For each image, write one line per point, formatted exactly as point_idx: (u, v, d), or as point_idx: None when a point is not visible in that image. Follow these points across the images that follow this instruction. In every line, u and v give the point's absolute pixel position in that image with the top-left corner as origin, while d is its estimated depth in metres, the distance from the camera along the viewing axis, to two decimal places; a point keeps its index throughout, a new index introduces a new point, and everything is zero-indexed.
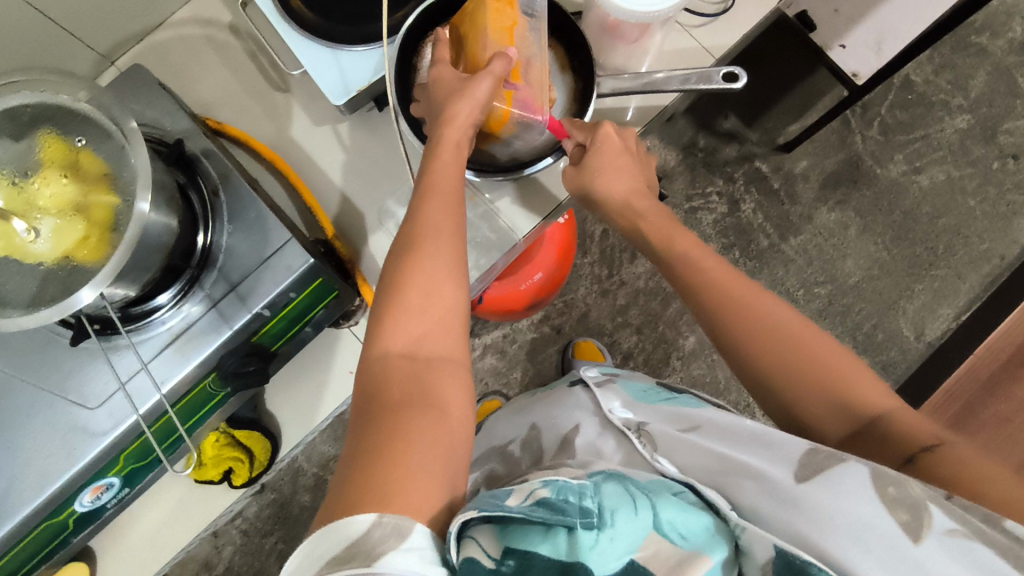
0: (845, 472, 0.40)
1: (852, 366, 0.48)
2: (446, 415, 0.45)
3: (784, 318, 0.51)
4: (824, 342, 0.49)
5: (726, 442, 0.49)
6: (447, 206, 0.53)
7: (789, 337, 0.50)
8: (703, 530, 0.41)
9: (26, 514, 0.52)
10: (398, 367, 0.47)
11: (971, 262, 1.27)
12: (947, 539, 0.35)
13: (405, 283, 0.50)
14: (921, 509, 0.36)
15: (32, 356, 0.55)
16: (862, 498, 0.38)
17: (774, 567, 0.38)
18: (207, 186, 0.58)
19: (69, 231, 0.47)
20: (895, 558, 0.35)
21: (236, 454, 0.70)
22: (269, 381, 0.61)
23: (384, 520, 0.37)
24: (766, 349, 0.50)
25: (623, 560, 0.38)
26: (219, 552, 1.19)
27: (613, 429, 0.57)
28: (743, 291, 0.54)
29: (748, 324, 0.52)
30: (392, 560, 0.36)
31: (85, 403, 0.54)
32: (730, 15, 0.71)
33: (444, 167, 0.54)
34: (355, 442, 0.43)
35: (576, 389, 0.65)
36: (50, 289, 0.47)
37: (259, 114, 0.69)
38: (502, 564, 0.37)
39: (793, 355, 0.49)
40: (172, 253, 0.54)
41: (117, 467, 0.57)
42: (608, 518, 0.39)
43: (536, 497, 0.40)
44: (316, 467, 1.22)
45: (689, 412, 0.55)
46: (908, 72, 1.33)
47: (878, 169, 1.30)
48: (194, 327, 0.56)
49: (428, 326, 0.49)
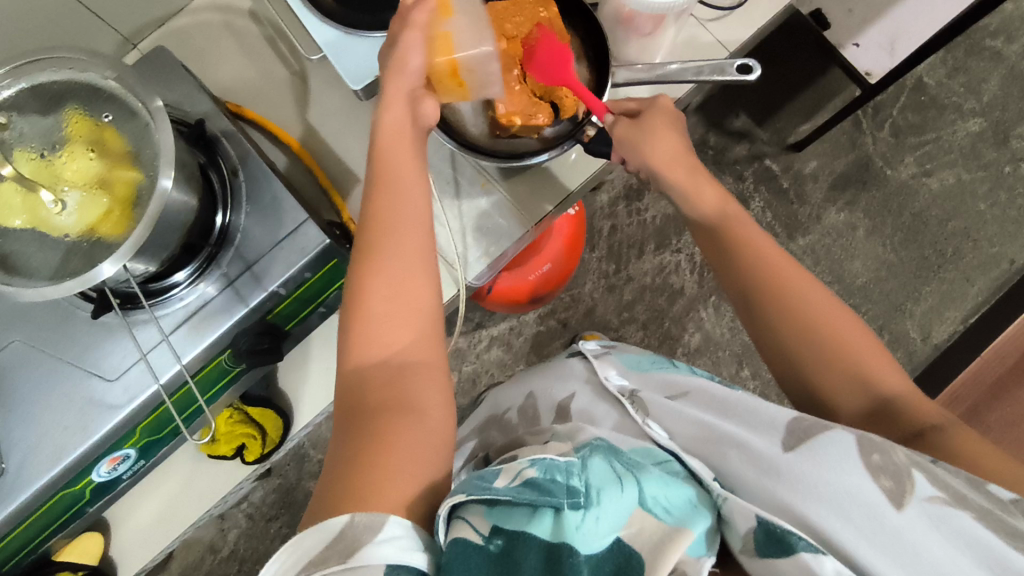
0: (827, 441, 0.41)
1: (876, 353, 0.50)
2: (423, 417, 0.48)
3: (812, 292, 0.52)
4: (847, 318, 0.51)
5: (713, 411, 0.50)
6: (404, 202, 0.54)
7: (822, 317, 0.50)
8: (686, 504, 0.41)
9: (44, 482, 0.54)
10: (373, 377, 0.49)
11: (980, 266, 1.27)
12: (928, 505, 0.37)
13: (361, 290, 0.51)
14: (903, 476, 0.38)
15: (54, 328, 0.56)
16: (847, 467, 0.39)
17: (754, 538, 0.38)
18: (226, 166, 0.59)
19: (92, 204, 0.49)
20: (875, 524, 0.37)
21: (248, 430, 0.72)
22: (281, 357, 0.62)
23: (356, 520, 0.39)
24: (799, 323, 0.51)
25: (608, 538, 0.39)
26: (225, 535, 1.21)
27: (607, 396, 0.58)
28: (780, 266, 0.54)
29: (775, 290, 0.53)
30: (368, 553, 0.38)
31: (103, 375, 0.56)
32: (744, 9, 0.72)
33: (392, 156, 0.55)
34: (341, 447, 0.46)
35: (573, 359, 0.66)
36: (74, 261, 0.48)
37: (276, 99, 0.70)
38: (490, 543, 0.38)
39: (820, 328, 0.50)
40: (190, 231, 0.55)
41: (133, 439, 0.59)
42: (594, 497, 0.39)
43: (524, 477, 0.40)
44: (323, 453, 1.23)
45: (679, 379, 0.56)
46: (922, 74, 1.33)
47: (889, 170, 1.30)
48: (211, 304, 0.57)
49: (399, 330, 0.51)
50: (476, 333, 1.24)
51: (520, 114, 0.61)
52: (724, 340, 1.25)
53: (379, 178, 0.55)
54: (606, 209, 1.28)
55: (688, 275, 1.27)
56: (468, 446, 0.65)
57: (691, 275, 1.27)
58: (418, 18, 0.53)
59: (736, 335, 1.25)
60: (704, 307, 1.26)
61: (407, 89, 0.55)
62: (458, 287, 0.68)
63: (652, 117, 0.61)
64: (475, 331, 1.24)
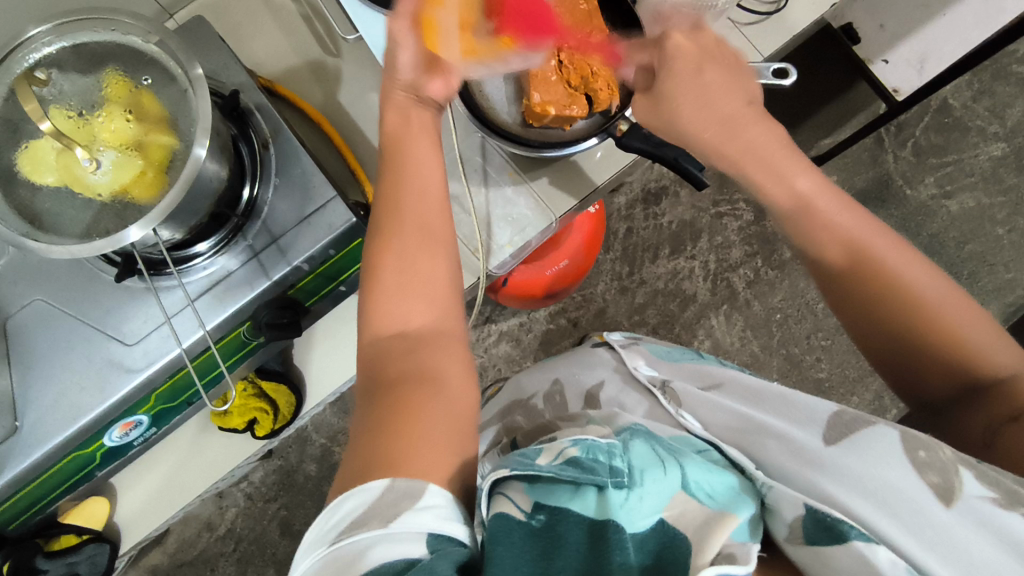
0: (873, 437, 0.42)
1: (976, 326, 0.49)
2: (444, 385, 0.48)
3: (908, 266, 0.52)
4: (947, 294, 0.50)
5: (746, 402, 0.52)
6: (428, 175, 0.56)
7: (916, 289, 0.51)
8: (729, 490, 0.43)
9: (59, 441, 0.54)
10: (391, 345, 0.50)
11: (994, 290, 1.27)
12: (976, 504, 0.39)
13: (373, 265, 0.53)
14: (951, 473, 0.40)
15: (76, 289, 0.56)
16: (893, 462, 0.41)
17: (802, 526, 0.40)
18: (258, 139, 0.59)
19: (128, 165, 0.49)
20: (923, 521, 0.38)
21: (261, 405, 0.71)
22: (300, 334, 0.61)
23: (395, 485, 0.40)
24: (903, 309, 0.50)
25: (651, 519, 0.40)
26: (222, 513, 1.21)
27: (637, 385, 0.61)
28: (884, 250, 0.53)
29: (867, 263, 0.52)
30: (407, 518, 0.38)
31: (123, 340, 0.56)
32: (781, 15, 0.71)
33: (403, 139, 0.56)
34: (362, 420, 0.46)
35: (600, 349, 0.69)
36: (106, 222, 0.49)
37: (309, 77, 0.70)
38: (533, 518, 0.38)
39: (912, 303, 0.50)
40: (219, 200, 0.55)
41: (147, 405, 0.59)
42: (637, 478, 0.41)
43: (567, 456, 0.41)
44: (325, 437, 1.23)
45: (714, 371, 0.58)
46: (946, 95, 1.32)
47: (908, 190, 1.30)
48: (234, 276, 0.57)
49: (417, 300, 0.52)
50: (486, 326, 1.23)
51: (554, 104, 0.62)
52: (734, 349, 1.25)
53: (392, 161, 0.56)
54: (623, 211, 1.28)
55: (701, 282, 1.27)
56: (488, 431, 0.65)
57: (704, 282, 1.26)
58: (404, 9, 0.54)
59: (746, 344, 1.25)
60: (715, 314, 1.26)
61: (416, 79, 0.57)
62: (478, 276, 0.68)
63: (670, 82, 0.57)
64: (484, 325, 1.23)
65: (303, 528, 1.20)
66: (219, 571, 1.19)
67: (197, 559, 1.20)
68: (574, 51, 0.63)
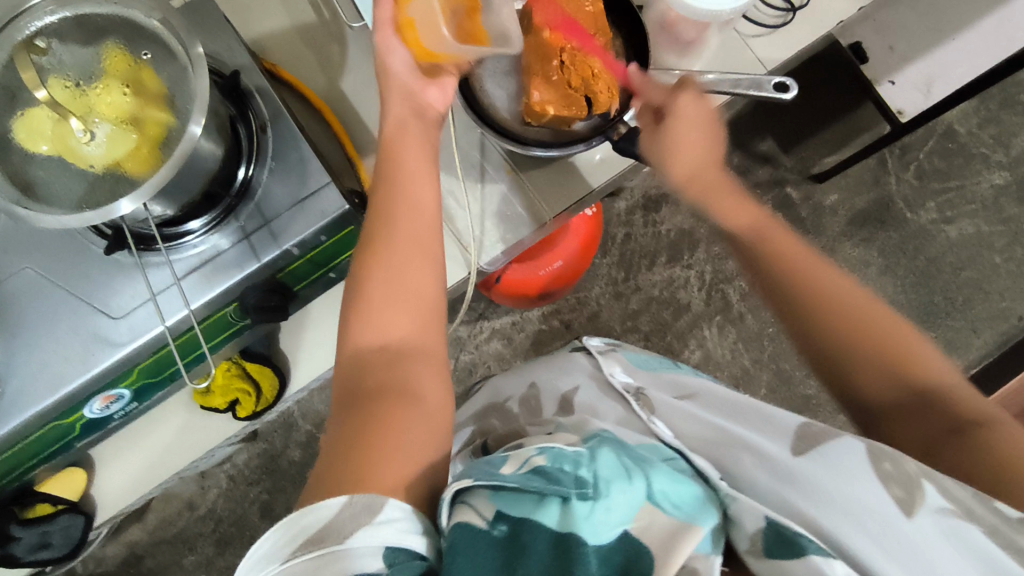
0: (842, 449, 0.44)
1: (914, 346, 0.53)
2: (422, 403, 0.49)
3: (848, 294, 0.56)
4: (887, 318, 0.54)
5: (722, 414, 0.53)
6: (425, 186, 0.57)
7: (858, 313, 0.55)
8: (694, 499, 0.43)
9: (39, 410, 0.54)
10: (373, 360, 0.51)
11: (988, 318, 1.27)
12: (938, 516, 0.39)
13: (363, 279, 0.53)
14: (914, 487, 0.40)
15: (65, 259, 0.56)
16: (860, 477, 0.41)
17: (763, 538, 0.41)
18: (256, 121, 0.59)
19: (122, 138, 0.49)
20: (887, 533, 0.39)
21: (244, 386, 0.71)
22: (287, 317, 0.62)
23: (355, 501, 0.40)
24: (843, 329, 0.54)
25: (616, 530, 0.40)
26: (204, 493, 1.21)
27: (612, 391, 0.61)
28: (818, 274, 0.57)
29: (811, 291, 0.57)
30: (365, 534, 0.38)
31: (108, 312, 0.56)
32: (787, 30, 0.71)
33: (407, 147, 0.57)
34: (338, 429, 0.47)
35: (578, 354, 0.69)
36: (97, 194, 0.49)
37: (313, 64, 0.70)
38: (494, 528, 0.39)
39: (850, 328, 0.54)
40: (213, 179, 0.55)
41: (130, 379, 0.59)
42: (603, 489, 0.41)
43: (532, 464, 0.42)
44: (311, 424, 1.23)
45: (689, 382, 0.60)
46: (953, 121, 1.32)
47: (909, 214, 1.29)
48: (223, 256, 0.57)
49: (403, 316, 0.53)
50: (478, 323, 1.23)
51: (553, 104, 0.62)
52: (724, 361, 1.25)
53: (388, 177, 0.56)
54: (623, 217, 1.28)
55: (696, 292, 1.27)
56: (469, 429, 0.66)
57: (699, 292, 1.26)
58: (386, 16, 0.56)
59: (737, 357, 1.25)
60: (708, 325, 1.26)
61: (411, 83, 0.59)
62: (469, 269, 0.68)
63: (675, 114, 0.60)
64: (477, 322, 1.23)
65: (283, 512, 1.21)
66: (198, 551, 1.20)
67: (176, 538, 1.20)
68: (576, 51, 0.62)
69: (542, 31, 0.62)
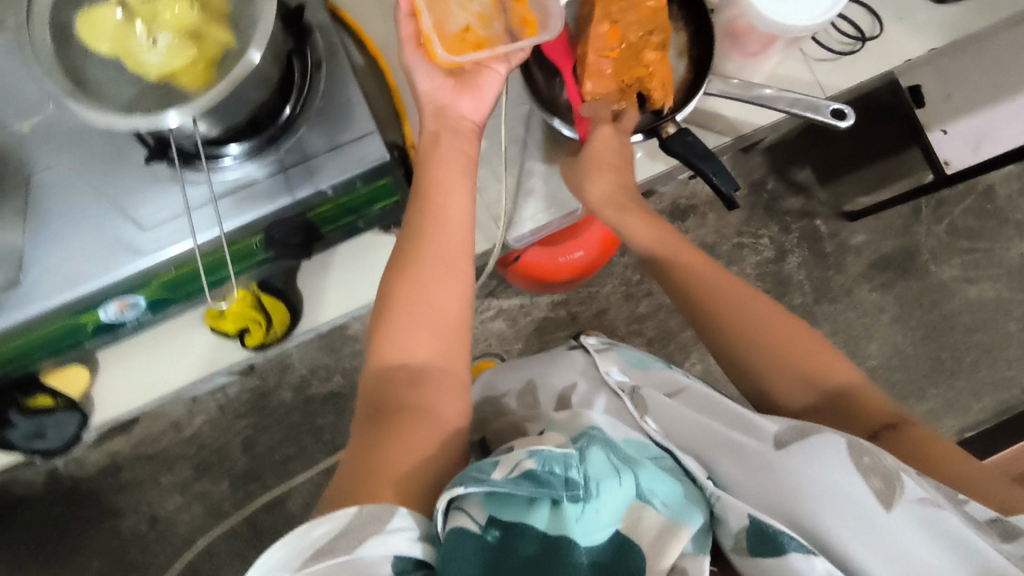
0: (823, 443, 0.43)
1: (815, 346, 0.53)
2: (437, 419, 0.50)
3: (748, 298, 0.56)
4: (784, 319, 0.54)
5: (701, 410, 0.54)
6: (461, 193, 0.59)
7: (757, 318, 0.54)
8: (677, 497, 0.44)
9: (56, 304, 0.55)
10: (396, 377, 0.51)
11: (991, 384, 1.26)
12: (915, 506, 0.40)
13: (389, 307, 0.54)
14: (892, 478, 0.41)
15: (102, 159, 0.57)
16: (838, 466, 0.42)
17: (747, 541, 0.41)
18: (312, 58, 0.59)
19: (181, 50, 0.49)
20: (864, 523, 0.40)
21: (255, 316, 0.69)
22: (308, 254, 0.63)
23: (364, 512, 0.41)
24: (742, 335, 0.54)
25: (607, 531, 0.42)
26: (191, 417, 1.23)
27: (606, 387, 0.62)
28: (712, 280, 0.58)
29: (710, 295, 0.57)
30: (373, 543, 0.39)
31: (138, 220, 0.56)
32: (854, 58, 0.71)
33: (446, 153, 0.59)
34: (357, 444, 0.48)
35: (576, 351, 0.69)
36: (147, 101, 0.49)
37: (375, 12, 0.70)
38: (488, 534, 0.40)
39: (752, 336, 0.54)
40: (259, 108, 0.56)
41: (148, 289, 0.60)
42: (593, 490, 0.42)
43: (522, 468, 0.42)
44: (305, 369, 1.24)
45: (673, 377, 0.61)
46: (994, 182, 1.31)
47: (932, 267, 1.28)
48: (258, 185, 0.57)
49: (425, 334, 0.53)
50: (486, 300, 1.24)
51: (602, 96, 0.64)
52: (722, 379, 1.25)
53: (425, 197, 0.57)
54: None
55: None
56: None
57: None
58: (406, 34, 0.60)
59: None
60: None
61: (440, 96, 0.61)
62: (494, 243, 0.68)
63: (595, 152, 0.63)
64: (485, 298, 1.23)
65: (265, 449, 1.23)
66: (176, 472, 1.22)
67: (158, 455, 1.22)
68: (634, 47, 0.63)
69: (601, 24, 0.61)
